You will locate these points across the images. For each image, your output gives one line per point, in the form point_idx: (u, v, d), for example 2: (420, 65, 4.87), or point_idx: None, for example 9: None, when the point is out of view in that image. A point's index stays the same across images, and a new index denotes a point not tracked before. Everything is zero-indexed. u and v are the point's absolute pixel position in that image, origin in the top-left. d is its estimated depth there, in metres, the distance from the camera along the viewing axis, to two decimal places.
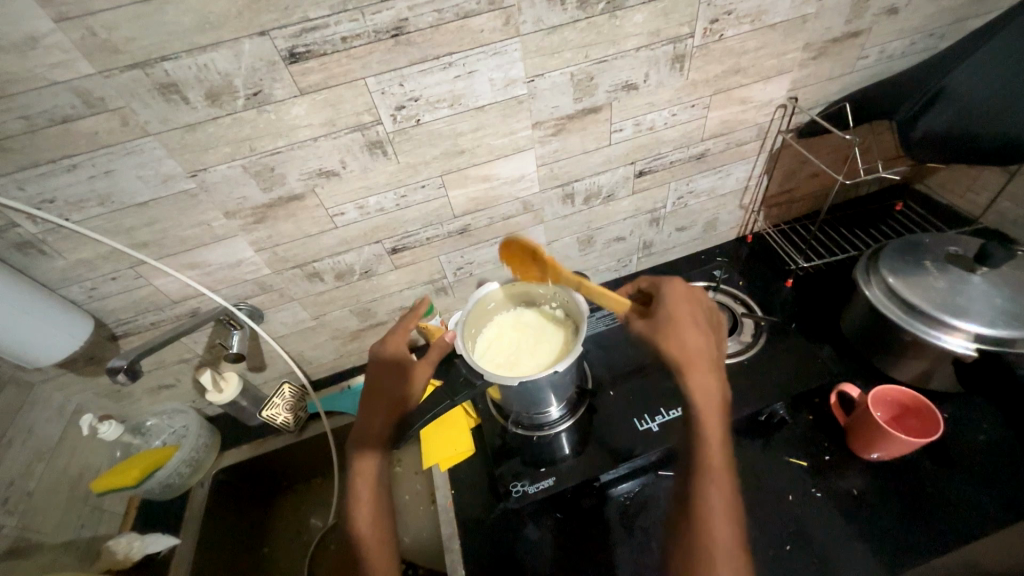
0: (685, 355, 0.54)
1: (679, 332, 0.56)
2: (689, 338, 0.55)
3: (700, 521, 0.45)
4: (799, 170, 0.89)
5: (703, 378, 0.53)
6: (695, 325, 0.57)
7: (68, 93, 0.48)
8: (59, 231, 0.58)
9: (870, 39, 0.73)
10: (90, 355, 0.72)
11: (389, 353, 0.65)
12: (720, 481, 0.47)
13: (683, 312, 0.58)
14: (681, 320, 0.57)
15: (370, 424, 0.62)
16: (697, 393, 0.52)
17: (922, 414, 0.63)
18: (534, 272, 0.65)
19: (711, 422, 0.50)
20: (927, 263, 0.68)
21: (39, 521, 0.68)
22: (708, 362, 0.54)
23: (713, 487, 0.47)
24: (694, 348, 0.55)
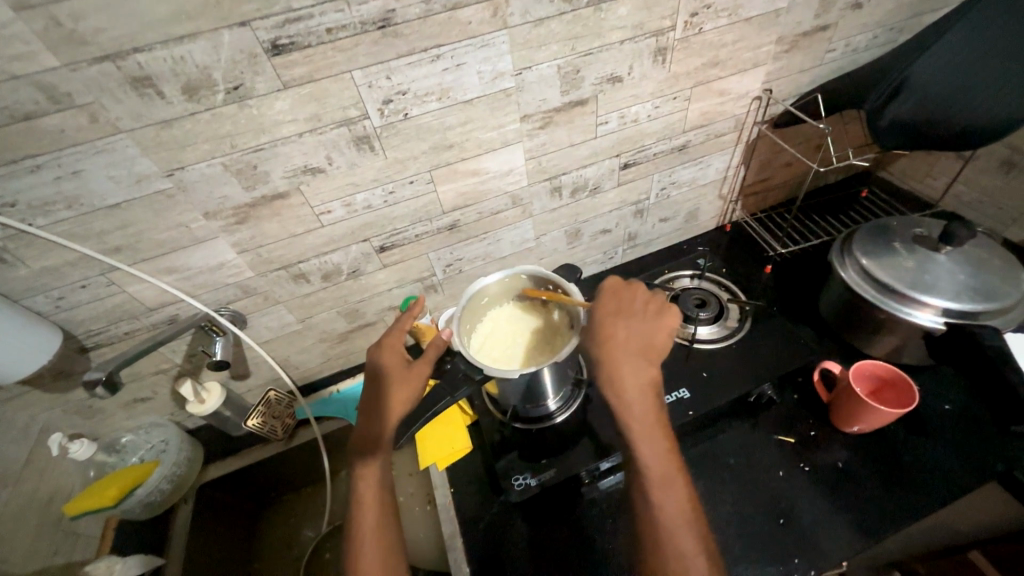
0: (606, 363, 0.57)
1: (600, 338, 0.59)
2: (604, 342, 0.58)
3: (649, 528, 0.50)
4: (773, 160, 0.93)
5: (624, 382, 0.56)
6: (610, 325, 0.60)
7: (30, 88, 0.45)
8: (21, 238, 0.54)
9: (837, 33, 0.76)
10: (58, 370, 0.68)
11: (383, 356, 0.64)
12: (657, 485, 0.51)
13: (605, 315, 0.61)
14: (603, 323, 0.60)
15: (368, 429, 0.61)
16: (619, 399, 0.55)
17: (898, 387, 0.67)
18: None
19: (637, 427, 0.54)
20: (896, 244, 0.72)
21: (6, 551, 0.63)
22: (629, 362, 0.57)
23: (653, 492, 0.51)
24: (616, 351, 0.58)
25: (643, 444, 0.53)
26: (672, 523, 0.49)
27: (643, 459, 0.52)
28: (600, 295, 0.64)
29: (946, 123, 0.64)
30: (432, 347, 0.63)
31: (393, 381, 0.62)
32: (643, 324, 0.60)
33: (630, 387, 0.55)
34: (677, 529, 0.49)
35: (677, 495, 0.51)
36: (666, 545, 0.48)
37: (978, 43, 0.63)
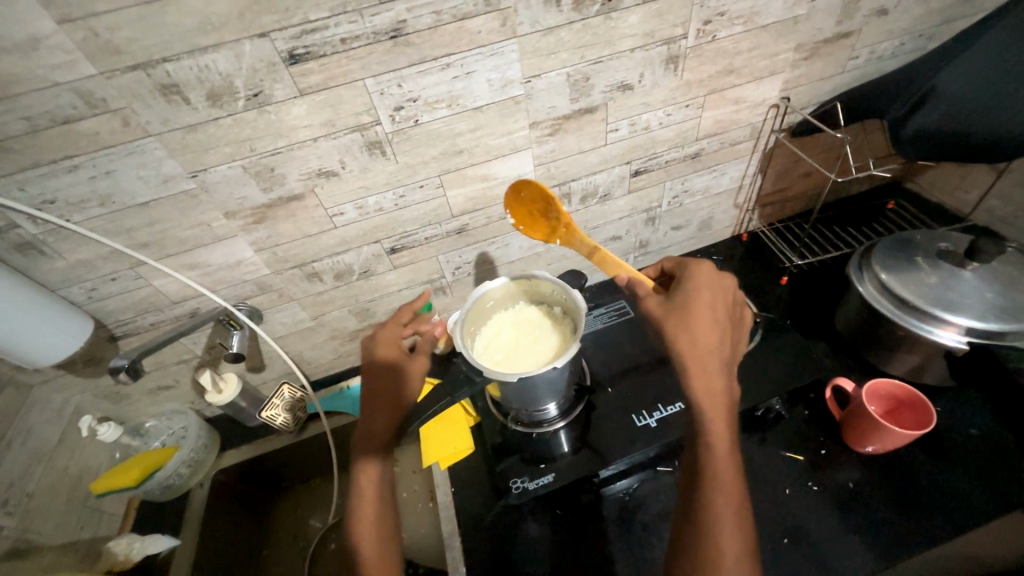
0: (696, 355, 0.51)
1: (694, 326, 0.53)
2: (699, 331, 0.52)
3: (700, 531, 0.44)
4: (792, 169, 0.91)
5: (714, 378, 0.50)
6: (708, 315, 0.54)
7: (69, 94, 0.48)
8: (59, 232, 0.59)
9: (860, 40, 0.74)
10: (90, 356, 0.72)
11: (383, 352, 0.67)
12: (727, 491, 0.46)
13: (703, 303, 0.55)
14: (698, 311, 0.54)
15: (370, 425, 0.62)
16: (705, 392, 0.50)
17: (915, 407, 0.64)
18: (542, 227, 0.67)
19: (718, 428, 0.48)
20: (920, 259, 0.69)
21: (39, 522, 0.68)
22: (719, 361, 0.52)
23: (720, 496, 0.45)
24: (709, 344, 0.52)
25: (720, 446, 0.47)
26: (732, 533, 0.44)
27: (718, 461, 0.47)
28: (695, 278, 0.58)
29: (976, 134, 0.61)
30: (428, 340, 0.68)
31: (395, 376, 0.65)
32: (734, 328, 0.56)
33: (719, 388, 0.50)
34: (731, 536, 0.44)
35: (742, 506, 0.46)
36: (710, 549, 0.43)
37: (1005, 53, 0.61)
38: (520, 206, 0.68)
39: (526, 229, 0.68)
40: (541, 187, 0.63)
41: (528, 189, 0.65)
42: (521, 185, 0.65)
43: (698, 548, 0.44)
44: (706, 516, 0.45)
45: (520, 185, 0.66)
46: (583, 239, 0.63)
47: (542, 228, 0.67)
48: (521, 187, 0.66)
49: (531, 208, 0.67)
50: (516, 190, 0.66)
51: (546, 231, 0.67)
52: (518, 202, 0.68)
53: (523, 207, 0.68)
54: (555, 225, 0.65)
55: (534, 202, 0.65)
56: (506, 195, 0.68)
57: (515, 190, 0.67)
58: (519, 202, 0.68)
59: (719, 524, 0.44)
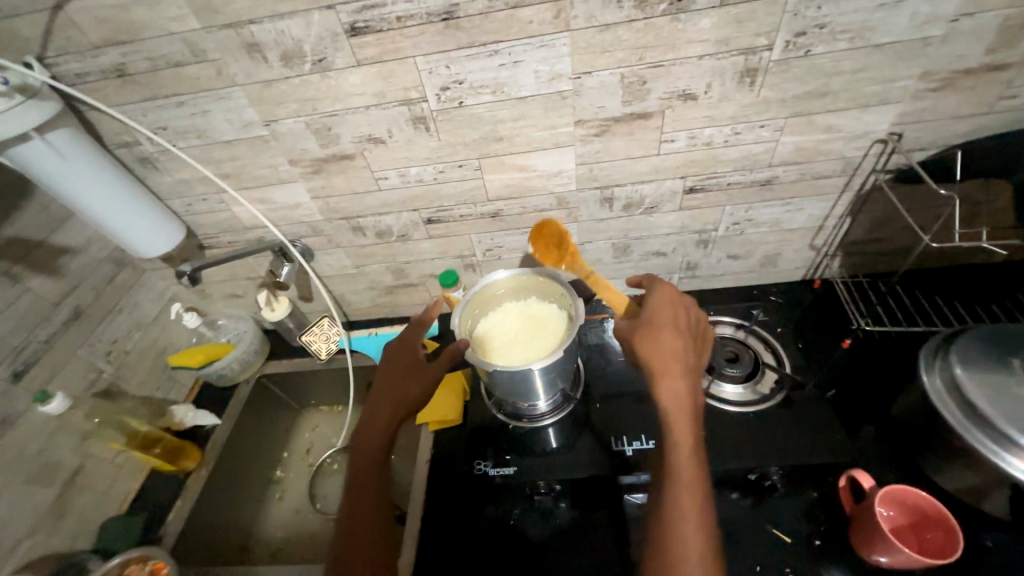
0: (660, 363, 0.54)
1: (658, 336, 0.56)
2: (660, 343, 0.55)
3: (667, 531, 0.46)
4: (893, 220, 0.76)
5: (679, 384, 0.52)
6: (671, 328, 0.56)
7: (180, 43, 0.59)
8: (169, 154, 0.72)
9: (1020, 76, 0.58)
10: (183, 257, 0.89)
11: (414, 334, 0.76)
12: (689, 495, 0.47)
13: (667, 315, 0.58)
14: (660, 323, 0.57)
15: (380, 418, 0.68)
16: (670, 397, 0.52)
17: (943, 527, 0.53)
18: (552, 257, 0.67)
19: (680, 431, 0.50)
20: (1015, 362, 0.55)
21: (128, 375, 0.88)
22: (685, 369, 0.54)
23: (680, 498, 0.47)
24: (675, 352, 0.54)
25: (682, 449, 0.50)
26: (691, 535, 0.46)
27: (682, 464, 0.49)
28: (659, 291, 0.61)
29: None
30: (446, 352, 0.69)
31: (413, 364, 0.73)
32: (700, 342, 0.58)
33: (681, 393, 0.52)
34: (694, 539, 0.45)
35: (704, 514, 0.47)
36: (675, 548, 0.45)
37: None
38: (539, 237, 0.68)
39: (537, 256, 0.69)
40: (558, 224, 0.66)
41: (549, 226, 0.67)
42: (544, 223, 0.67)
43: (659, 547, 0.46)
44: (672, 518, 0.47)
45: (543, 223, 0.68)
46: (582, 266, 0.64)
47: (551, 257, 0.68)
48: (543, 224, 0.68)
49: (547, 242, 0.67)
50: (539, 228, 0.68)
51: (554, 259, 0.67)
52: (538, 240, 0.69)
53: (541, 243, 0.68)
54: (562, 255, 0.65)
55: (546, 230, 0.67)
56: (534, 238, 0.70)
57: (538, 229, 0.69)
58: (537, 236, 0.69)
59: (677, 527, 0.46)
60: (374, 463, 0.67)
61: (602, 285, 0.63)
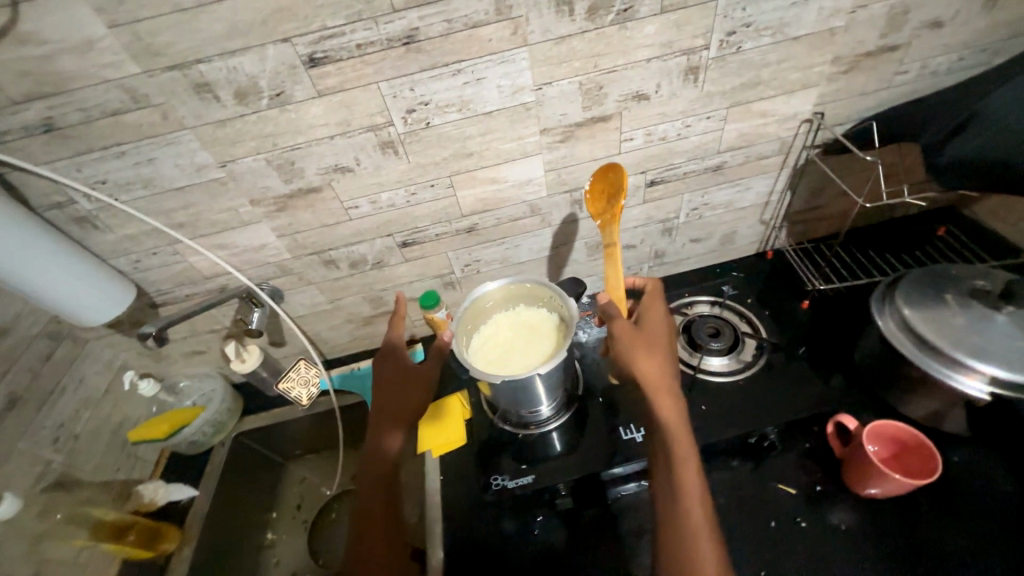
0: (658, 376, 0.63)
1: (654, 354, 0.65)
2: (657, 362, 0.65)
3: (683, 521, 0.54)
4: (826, 188, 0.85)
5: (673, 395, 0.62)
6: (664, 348, 0.67)
7: (118, 90, 0.54)
8: (110, 209, 0.66)
9: (909, 55, 0.68)
10: (134, 319, 0.81)
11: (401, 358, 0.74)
12: (695, 488, 0.56)
13: (660, 335, 0.68)
14: (655, 342, 0.67)
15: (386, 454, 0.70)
16: (670, 408, 0.61)
17: (922, 453, 0.60)
18: (599, 205, 0.69)
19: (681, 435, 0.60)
20: (948, 296, 0.63)
21: (81, 461, 0.78)
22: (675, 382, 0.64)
23: (690, 492, 0.56)
24: (667, 369, 0.65)
25: (686, 451, 0.58)
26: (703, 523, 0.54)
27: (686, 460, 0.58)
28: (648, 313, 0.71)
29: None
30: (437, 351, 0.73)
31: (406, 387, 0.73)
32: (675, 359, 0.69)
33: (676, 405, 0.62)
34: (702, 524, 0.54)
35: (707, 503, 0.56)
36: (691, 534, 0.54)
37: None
38: (602, 179, 0.68)
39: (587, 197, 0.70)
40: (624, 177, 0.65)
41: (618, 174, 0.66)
42: (615, 169, 0.66)
43: (676, 535, 0.54)
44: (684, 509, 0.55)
45: (611, 167, 0.67)
46: (614, 232, 0.66)
47: (598, 205, 0.69)
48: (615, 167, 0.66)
49: (604, 190, 0.69)
50: (609, 171, 0.67)
51: (599, 207, 0.69)
52: (597, 184, 0.69)
53: (597, 187, 0.69)
54: (606, 210, 0.68)
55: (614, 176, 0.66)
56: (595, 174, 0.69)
57: (606, 171, 0.67)
58: (602, 179, 0.68)
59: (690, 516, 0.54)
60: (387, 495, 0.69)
61: (615, 260, 0.67)
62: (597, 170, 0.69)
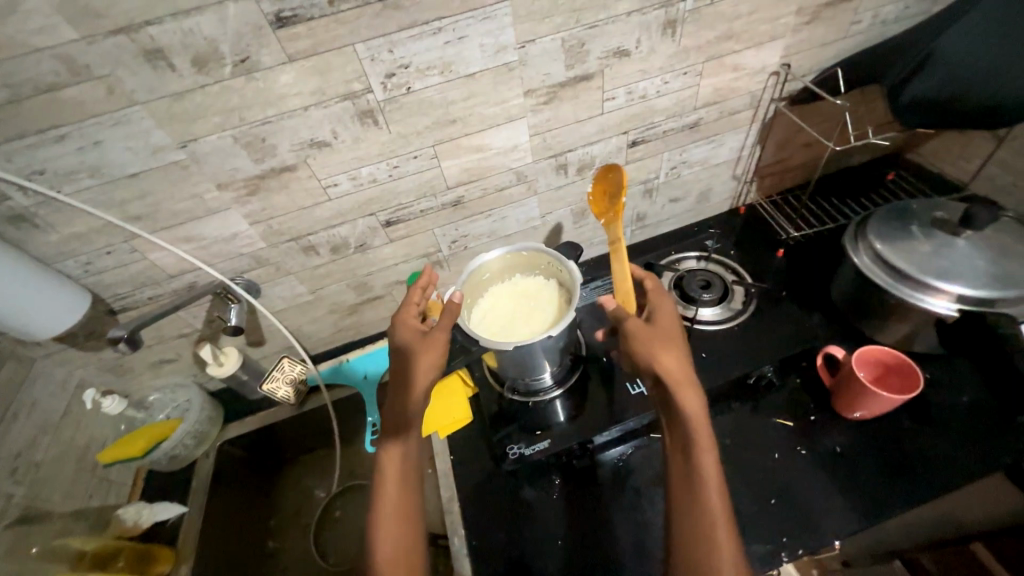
0: (680, 374, 0.56)
1: (673, 350, 0.58)
2: (679, 358, 0.58)
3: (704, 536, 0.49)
4: (792, 140, 0.90)
5: (695, 396, 0.55)
6: (684, 343, 0.59)
7: (52, 61, 0.47)
8: (51, 205, 0.58)
9: (864, 3, 0.72)
10: (90, 330, 0.73)
11: (404, 342, 0.63)
12: (717, 498, 0.51)
13: (679, 331, 0.61)
14: (674, 337, 0.59)
15: (392, 465, 0.60)
16: (693, 411, 0.54)
17: (903, 373, 0.65)
18: (601, 207, 0.65)
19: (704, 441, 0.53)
20: (913, 228, 0.69)
21: (48, 491, 0.70)
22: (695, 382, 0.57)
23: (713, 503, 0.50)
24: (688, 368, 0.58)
25: (709, 459, 0.52)
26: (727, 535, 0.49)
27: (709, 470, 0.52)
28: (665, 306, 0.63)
29: (989, 94, 0.58)
30: (444, 316, 0.64)
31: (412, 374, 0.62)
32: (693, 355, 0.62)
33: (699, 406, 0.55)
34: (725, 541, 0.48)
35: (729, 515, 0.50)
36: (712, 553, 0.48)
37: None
38: (602, 181, 0.65)
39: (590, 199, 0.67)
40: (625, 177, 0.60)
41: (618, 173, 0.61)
42: (614, 168, 0.62)
43: (695, 553, 0.48)
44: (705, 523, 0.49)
45: (611, 168, 0.63)
46: (619, 229, 0.60)
47: (601, 207, 0.65)
48: (611, 168, 0.63)
49: (606, 190, 0.65)
50: (608, 170, 0.63)
51: (603, 207, 0.65)
52: (600, 181, 0.65)
53: (599, 188, 0.66)
54: (609, 208, 0.63)
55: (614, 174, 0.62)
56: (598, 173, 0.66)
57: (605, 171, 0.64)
58: (602, 180, 0.65)
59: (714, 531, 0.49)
60: (406, 508, 0.59)
61: (620, 260, 0.61)
62: (601, 168, 0.65)
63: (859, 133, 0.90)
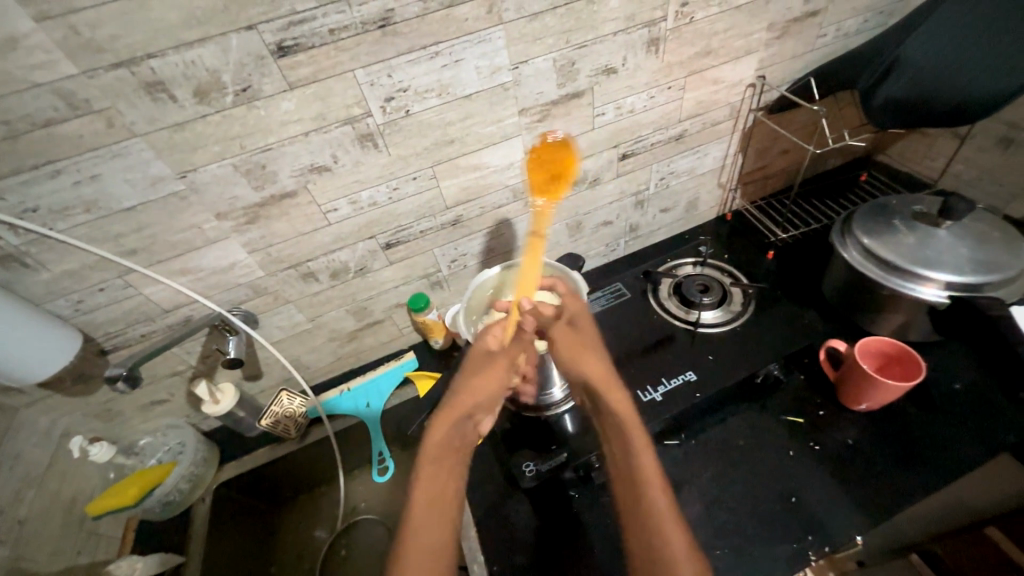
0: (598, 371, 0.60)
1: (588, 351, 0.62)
2: (596, 357, 0.62)
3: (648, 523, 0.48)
4: (770, 147, 0.94)
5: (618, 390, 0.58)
6: (600, 345, 0.64)
7: (51, 95, 0.47)
8: (43, 242, 0.57)
9: (827, 18, 0.77)
10: (78, 373, 0.70)
11: (472, 363, 0.62)
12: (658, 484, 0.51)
13: (593, 334, 0.65)
14: (590, 340, 0.63)
15: (424, 492, 0.51)
16: (617, 404, 0.57)
17: (903, 362, 0.67)
18: (543, 175, 0.58)
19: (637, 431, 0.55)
20: (896, 222, 0.71)
21: (33, 548, 0.65)
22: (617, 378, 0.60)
23: (656, 495, 0.50)
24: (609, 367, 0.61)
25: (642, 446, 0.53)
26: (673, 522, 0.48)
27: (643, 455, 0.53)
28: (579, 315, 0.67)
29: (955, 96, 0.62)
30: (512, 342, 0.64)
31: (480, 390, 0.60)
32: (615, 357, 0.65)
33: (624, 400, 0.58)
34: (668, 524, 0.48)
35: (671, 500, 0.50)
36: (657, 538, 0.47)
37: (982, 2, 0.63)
38: (552, 151, 0.61)
39: (532, 167, 0.60)
40: (574, 164, 0.58)
41: (569, 154, 0.60)
42: (563, 144, 0.61)
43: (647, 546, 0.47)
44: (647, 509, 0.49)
45: (565, 145, 0.61)
46: (545, 220, 0.57)
47: (543, 174, 0.58)
48: (568, 146, 0.61)
49: (547, 163, 0.59)
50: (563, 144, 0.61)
51: (540, 182, 0.58)
52: (543, 152, 0.61)
53: (542, 157, 0.61)
54: (547, 188, 0.57)
55: (569, 150, 0.60)
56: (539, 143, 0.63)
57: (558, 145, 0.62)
58: (550, 150, 0.61)
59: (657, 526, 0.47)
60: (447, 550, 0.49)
61: (534, 252, 0.58)
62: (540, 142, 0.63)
63: (836, 136, 0.97)
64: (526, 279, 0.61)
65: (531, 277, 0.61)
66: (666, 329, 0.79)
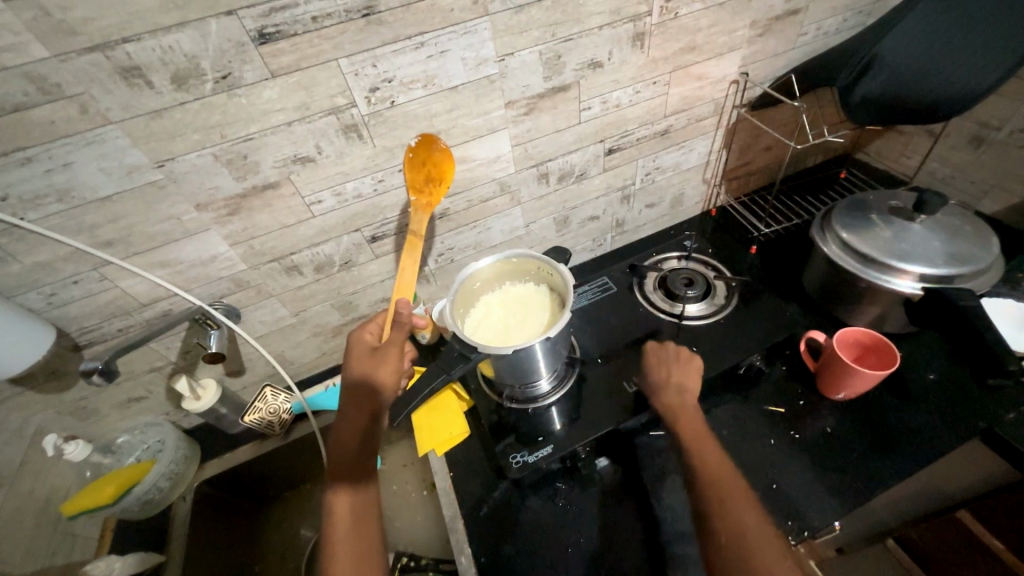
0: (658, 382, 0.67)
1: (652, 367, 0.69)
2: (659, 371, 0.68)
3: (713, 506, 0.52)
4: (753, 144, 0.96)
5: (672, 394, 0.64)
6: (667, 359, 0.69)
7: (21, 80, 0.45)
8: (13, 233, 0.55)
9: (807, 17, 0.79)
10: (52, 369, 0.67)
11: (359, 370, 0.62)
12: (717, 472, 0.55)
13: (663, 352, 0.70)
14: (652, 358, 0.70)
15: (343, 509, 0.55)
16: (672, 405, 0.63)
17: (880, 351, 0.68)
18: (415, 177, 0.65)
19: (694, 436, 0.60)
20: (874, 216, 0.73)
21: (7, 549, 0.62)
22: (677, 384, 0.65)
23: (718, 483, 0.54)
24: (667, 378, 0.66)
25: (699, 445, 0.58)
26: (764, 536, 0.49)
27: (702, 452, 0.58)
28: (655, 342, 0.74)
29: (931, 91, 0.64)
30: (394, 331, 0.63)
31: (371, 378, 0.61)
32: (684, 361, 0.68)
33: (703, 429, 0.61)
34: (731, 504, 0.52)
35: (736, 485, 0.54)
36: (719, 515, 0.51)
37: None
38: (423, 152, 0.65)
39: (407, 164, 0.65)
40: (452, 170, 0.66)
41: (444, 159, 0.65)
42: (501, 135, 0.72)
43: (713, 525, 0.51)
44: (707, 493, 0.54)
45: (438, 145, 0.65)
46: (423, 219, 0.66)
47: (416, 176, 0.65)
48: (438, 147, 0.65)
49: (426, 164, 0.65)
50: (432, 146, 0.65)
51: (417, 181, 0.65)
52: (420, 151, 0.65)
53: (419, 156, 0.65)
54: (424, 191, 0.66)
55: (438, 151, 0.65)
56: (417, 137, 0.65)
57: (428, 147, 0.65)
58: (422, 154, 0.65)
59: (721, 506, 0.52)
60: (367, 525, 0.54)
61: (416, 249, 0.66)
62: (419, 137, 0.65)
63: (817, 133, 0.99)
64: (404, 280, 0.65)
65: (410, 278, 0.65)
66: (651, 322, 0.80)
